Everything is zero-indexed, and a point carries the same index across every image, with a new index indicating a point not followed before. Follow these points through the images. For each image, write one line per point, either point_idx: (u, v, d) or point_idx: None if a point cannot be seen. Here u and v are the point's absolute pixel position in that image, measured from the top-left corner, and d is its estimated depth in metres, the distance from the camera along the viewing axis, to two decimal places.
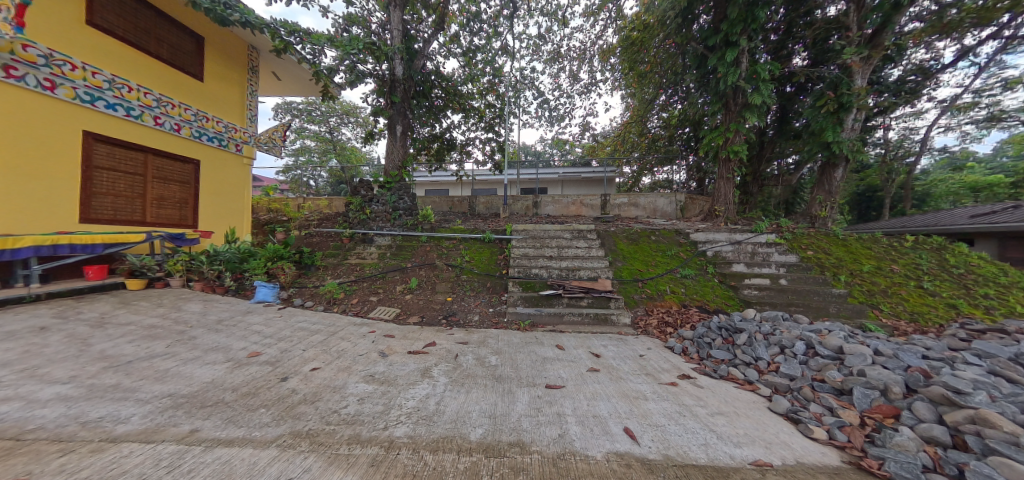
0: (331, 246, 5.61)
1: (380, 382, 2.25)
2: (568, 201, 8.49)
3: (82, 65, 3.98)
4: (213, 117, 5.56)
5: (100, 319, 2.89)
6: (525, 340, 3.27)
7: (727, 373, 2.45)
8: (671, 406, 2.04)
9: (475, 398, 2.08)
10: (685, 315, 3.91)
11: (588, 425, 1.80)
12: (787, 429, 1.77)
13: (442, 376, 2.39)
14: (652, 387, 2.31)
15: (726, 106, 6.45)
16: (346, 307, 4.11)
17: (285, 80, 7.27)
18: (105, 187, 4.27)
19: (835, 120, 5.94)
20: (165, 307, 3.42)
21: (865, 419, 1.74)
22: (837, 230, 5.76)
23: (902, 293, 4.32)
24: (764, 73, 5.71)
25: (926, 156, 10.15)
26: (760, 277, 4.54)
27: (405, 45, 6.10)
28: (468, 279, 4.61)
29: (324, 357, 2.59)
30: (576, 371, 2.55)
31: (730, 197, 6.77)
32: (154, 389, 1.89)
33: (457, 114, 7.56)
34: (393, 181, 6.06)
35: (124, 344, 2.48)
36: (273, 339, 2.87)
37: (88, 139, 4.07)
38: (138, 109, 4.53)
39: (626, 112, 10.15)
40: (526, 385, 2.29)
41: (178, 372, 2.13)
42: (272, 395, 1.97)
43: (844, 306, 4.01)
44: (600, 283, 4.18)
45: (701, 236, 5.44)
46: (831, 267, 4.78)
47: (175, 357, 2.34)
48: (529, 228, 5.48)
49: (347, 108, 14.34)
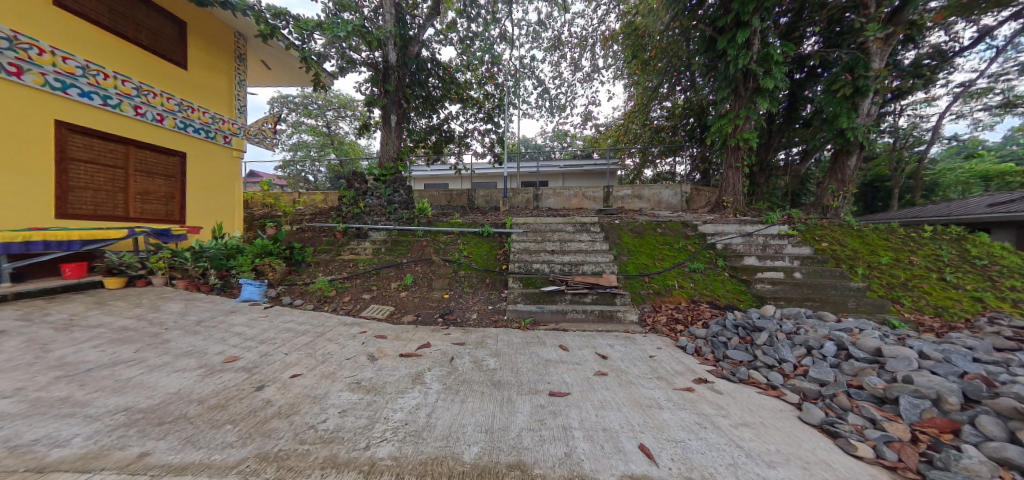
0: (324, 241, 5.37)
1: (366, 390, 2.03)
2: (569, 194, 8.21)
3: (50, 49, 3.73)
4: (199, 107, 5.31)
5: (67, 322, 2.68)
6: (526, 340, 3.05)
7: (746, 376, 2.24)
8: (688, 416, 1.83)
9: (471, 408, 1.88)
10: (696, 312, 3.68)
11: (597, 442, 1.59)
12: (825, 444, 1.56)
13: (435, 382, 2.18)
14: (665, 394, 2.09)
15: (736, 91, 6.16)
16: (337, 305, 3.90)
17: (275, 69, 7.02)
18: (82, 181, 4.06)
19: (850, 105, 5.66)
20: (143, 307, 3.22)
21: (917, 435, 1.51)
22: (850, 220, 5.52)
23: (923, 286, 4.10)
24: (777, 55, 5.41)
25: (937, 143, 9.85)
26: (773, 271, 4.32)
27: (398, 29, 5.84)
28: (466, 275, 4.40)
29: (307, 362, 2.38)
30: (581, 376, 2.33)
31: (739, 187, 6.50)
32: (108, 402, 1.67)
33: (455, 104, 7.40)
34: (387, 173, 5.79)
35: (87, 350, 2.26)
36: (254, 342, 2.65)
37: (61, 129, 3.84)
38: (115, 98, 4.29)
39: (628, 102, 9.89)
40: (527, 392, 2.08)
41: (140, 382, 1.91)
42: (243, 408, 1.75)
43: (864, 300, 3.78)
44: (605, 278, 3.94)
45: (709, 228, 5.21)
46: (846, 259, 4.55)
47: (142, 364, 2.12)
48: (530, 221, 5.29)
49: (343, 101, 14.12)
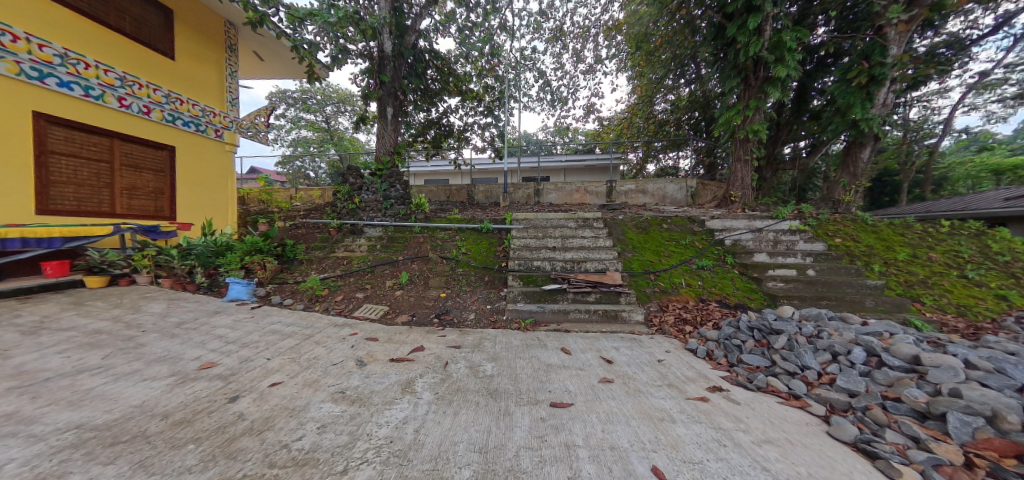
0: (317, 238, 5.21)
1: (350, 401, 1.86)
2: (571, 189, 7.99)
3: (24, 35, 3.53)
4: (188, 99, 5.11)
5: (37, 325, 2.52)
6: (526, 343, 2.88)
7: (765, 384, 2.06)
8: (705, 431, 1.65)
9: (464, 422, 1.70)
10: (705, 312, 3.50)
11: (604, 464, 1.42)
12: (863, 467, 1.38)
13: (426, 391, 2.00)
14: (678, 404, 1.91)
15: (746, 80, 5.93)
16: (328, 305, 3.72)
17: (268, 60, 6.80)
18: (64, 176, 3.88)
19: (865, 94, 5.43)
20: (122, 308, 3.06)
21: (971, 458, 1.33)
22: (864, 214, 5.29)
23: (944, 284, 3.88)
24: (790, 42, 5.14)
25: (949, 136, 9.57)
26: (785, 268, 4.11)
27: (393, 17, 5.60)
28: (464, 273, 4.22)
29: (289, 369, 2.21)
30: (584, 383, 2.15)
31: (747, 181, 6.29)
32: (59, 419, 1.50)
33: (454, 97, 7.18)
34: (384, 168, 5.61)
35: (51, 356, 2.09)
36: (234, 346, 2.48)
37: (39, 121, 3.66)
38: (97, 88, 4.09)
39: (632, 95, 9.64)
40: (527, 403, 1.90)
41: (102, 392, 1.75)
42: (211, 423, 1.59)
43: (882, 299, 3.58)
44: (610, 276, 3.76)
45: (716, 224, 5.02)
46: (862, 256, 4.35)
47: (108, 372, 1.96)
48: (530, 216, 5.10)
49: (342, 96, 13.92)
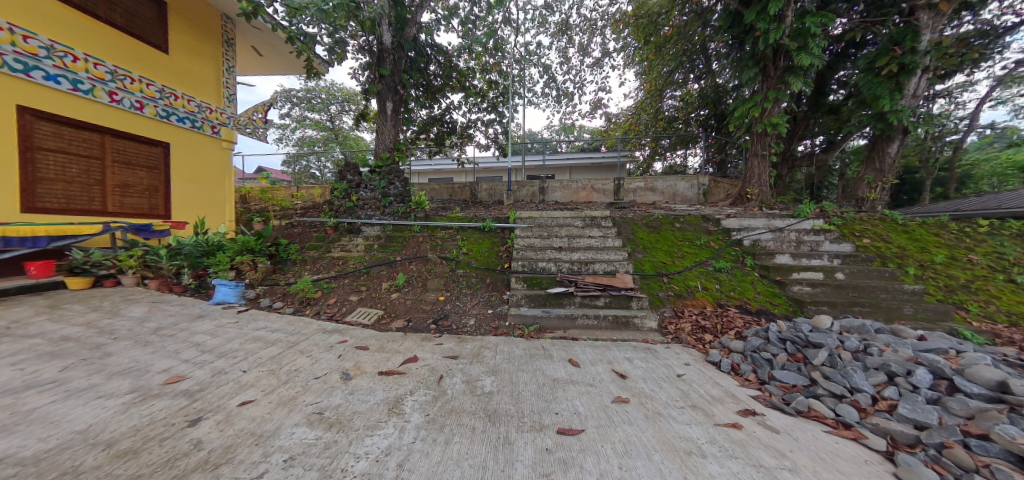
0: (313, 237, 5.02)
1: (328, 425, 1.62)
2: (577, 187, 7.72)
3: (8, 26, 3.33)
4: (183, 94, 4.93)
5: (2, 332, 2.34)
6: (530, 353, 2.62)
7: (806, 407, 1.78)
8: (743, 470, 1.37)
9: (456, 454, 1.45)
10: (725, 319, 3.20)
11: None
12: None
13: (415, 413, 1.75)
14: (706, 433, 1.63)
15: (764, 71, 5.59)
16: (319, 308, 3.50)
17: (266, 55, 6.65)
18: (52, 172, 3.72)
19: (894, 84, 5.06)
20: (100, 312, 2.87)
21: None
22: (894, 213, 4.91)
23: (989, 289, 3.52)
24: (817, 27, 4.77)
25: (974, 132, 9.08)
26: (811, 271, 3.79)
27: (392, 8, 5.37)
28: (464, 275, 3.98)
29: (265, 384, 1.98)
30: (596, 403, 1.89)
31: (764, 178, 5.93)
32: None
33: (457, 93, 6.93)
34: (383, 164, 5.32)
35: (3, 369, 1.89)
36: (210, 356, 2.27)
37: (24, 116, 3.49)
38: (87, 82, 3.92)
39: (641, 90, 9.30)
40: (530, 429, 1.64)
41: (46, 413, 1.54)
42: (161, 454, 1.36)
43: (923, 306, 3.25)
44: (620, 279, 3.49)
45: (733, 223, 4.71)
46: (894, 258, 4.00)
47: (61, 388, 1.75)
48: (535, 215, 4.86)
49: (347, 95, 13.82)
